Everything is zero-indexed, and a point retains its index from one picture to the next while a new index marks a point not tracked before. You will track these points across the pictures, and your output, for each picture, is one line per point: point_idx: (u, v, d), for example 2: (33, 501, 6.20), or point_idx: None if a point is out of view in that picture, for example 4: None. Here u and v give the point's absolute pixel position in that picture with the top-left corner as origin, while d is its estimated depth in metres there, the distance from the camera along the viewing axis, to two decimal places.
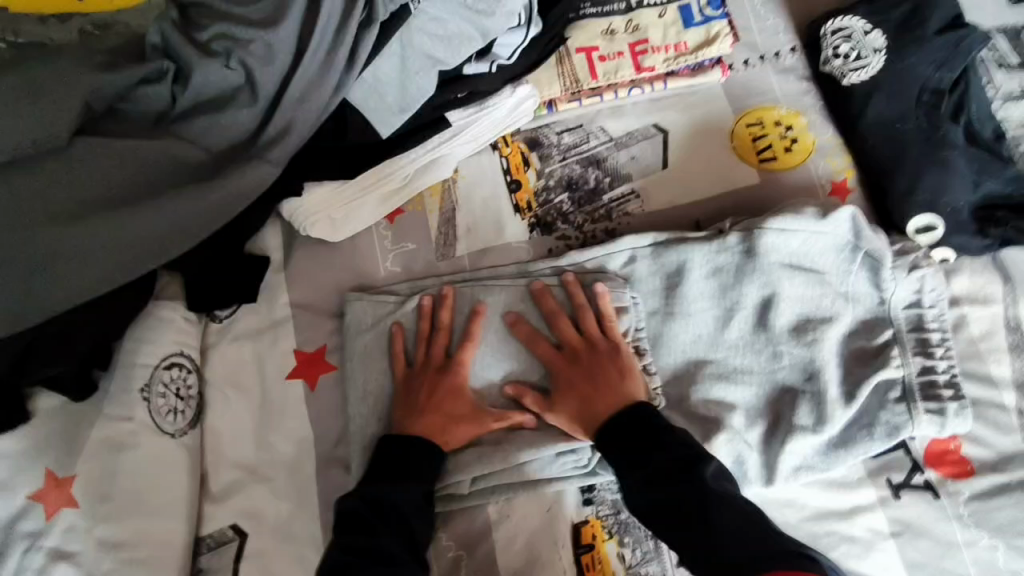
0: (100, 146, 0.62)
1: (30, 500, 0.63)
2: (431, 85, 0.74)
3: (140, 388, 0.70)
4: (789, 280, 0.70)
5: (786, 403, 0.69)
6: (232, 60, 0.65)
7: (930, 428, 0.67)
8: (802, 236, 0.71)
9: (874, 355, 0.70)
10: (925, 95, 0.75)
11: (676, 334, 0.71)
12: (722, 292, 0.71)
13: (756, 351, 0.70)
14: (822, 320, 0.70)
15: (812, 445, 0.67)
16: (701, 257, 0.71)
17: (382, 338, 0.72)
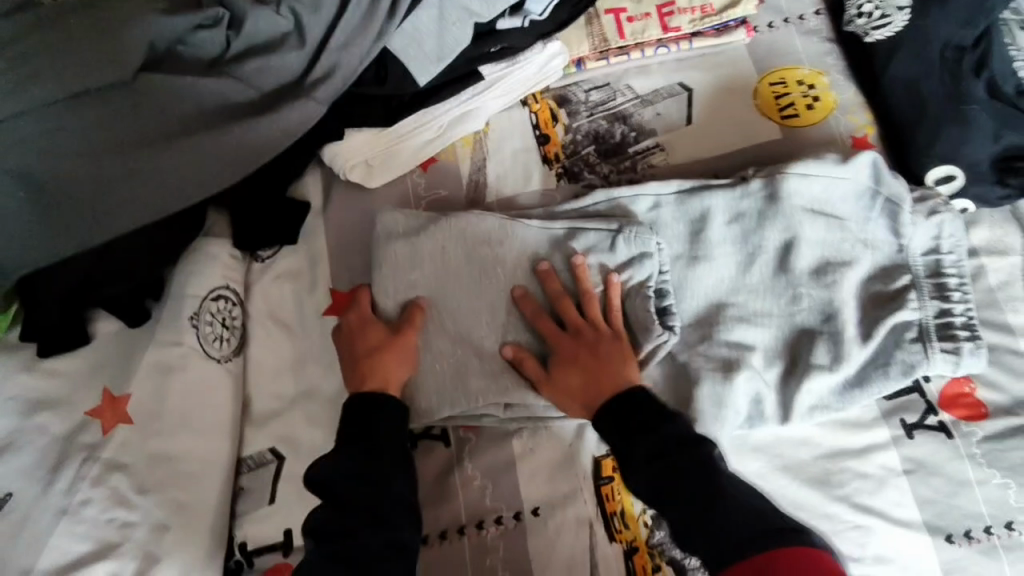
0: (162, 83, 0.67)
1: (87, 417, 0.70)
2: (466, 37, 0.77)
3: (190, 316, 0.75)
4: (811, 225, 0.73)
5: (806, 344, 0.71)
6: (282, 7, 0.71)
7: (944, 366, 0.69)
8: (825, 182, 0.73)
9: (889, 299, 0.71)
10: (949, 52, 0.75)
11: (700, 279, 0.73)
12: (745, 236, 0.73)
13: (776, 294, 0.72)
14: (841, 264, 0.72)
15: (829, 385, 0.69)
16: (724, 201, 0.74)
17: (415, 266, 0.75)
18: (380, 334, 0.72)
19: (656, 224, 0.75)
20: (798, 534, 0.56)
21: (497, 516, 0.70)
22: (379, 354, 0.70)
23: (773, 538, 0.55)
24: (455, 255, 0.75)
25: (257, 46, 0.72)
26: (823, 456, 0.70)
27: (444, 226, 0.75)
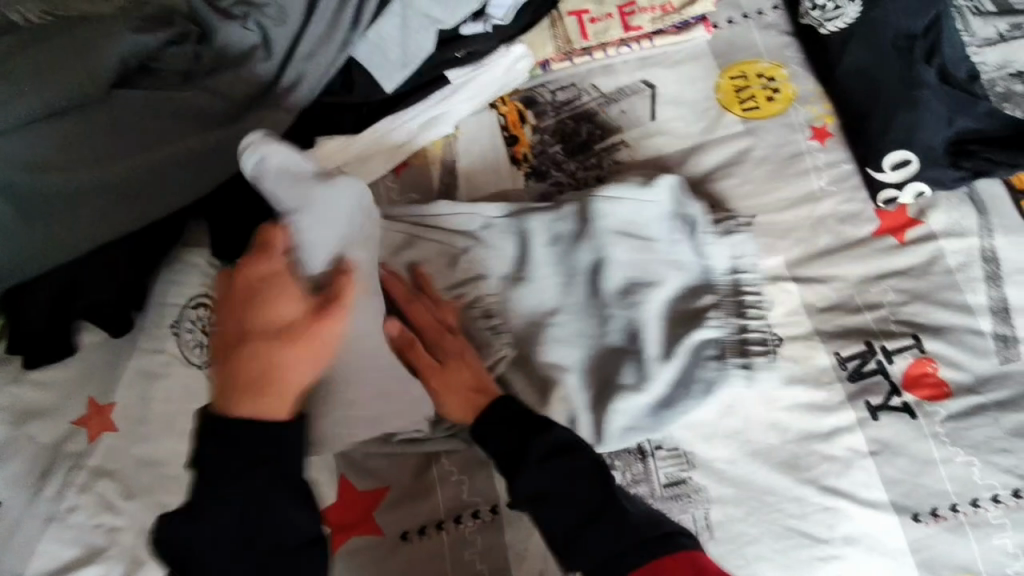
0: (136, 99, 0.69)
1: (73, 426, 0.71)
2: (431, 43, 0.80)
3: (170, 324, 0.77)
4: (570, 248, 0.75)
5: (619, 364, 0.71)
6: (250, 22, 0.74)
7: (737, 383, 0.71)
8: (630, 204, 0.76)
9: (693, 316, 0.73)
10: (900, 40, 0.78)
11: (518, 301, 0.74)
12: (559, 260, 0.75)
13: (587, 319, 0.73)
14: (647, 284, 0.74)
15: (638, 407, 0.69)
16: (497, 223, 0.77)
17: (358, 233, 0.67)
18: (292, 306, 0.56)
19: (486, 242, 0.76)
20: (681, 537, 0.57)
21: (474, 511, 0.71)
22: (264, 289, 0.56)
23: (663, 544, 0.56)
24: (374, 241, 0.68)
25: (228, 59, 0.74)
26: (794, 441, 0.71)
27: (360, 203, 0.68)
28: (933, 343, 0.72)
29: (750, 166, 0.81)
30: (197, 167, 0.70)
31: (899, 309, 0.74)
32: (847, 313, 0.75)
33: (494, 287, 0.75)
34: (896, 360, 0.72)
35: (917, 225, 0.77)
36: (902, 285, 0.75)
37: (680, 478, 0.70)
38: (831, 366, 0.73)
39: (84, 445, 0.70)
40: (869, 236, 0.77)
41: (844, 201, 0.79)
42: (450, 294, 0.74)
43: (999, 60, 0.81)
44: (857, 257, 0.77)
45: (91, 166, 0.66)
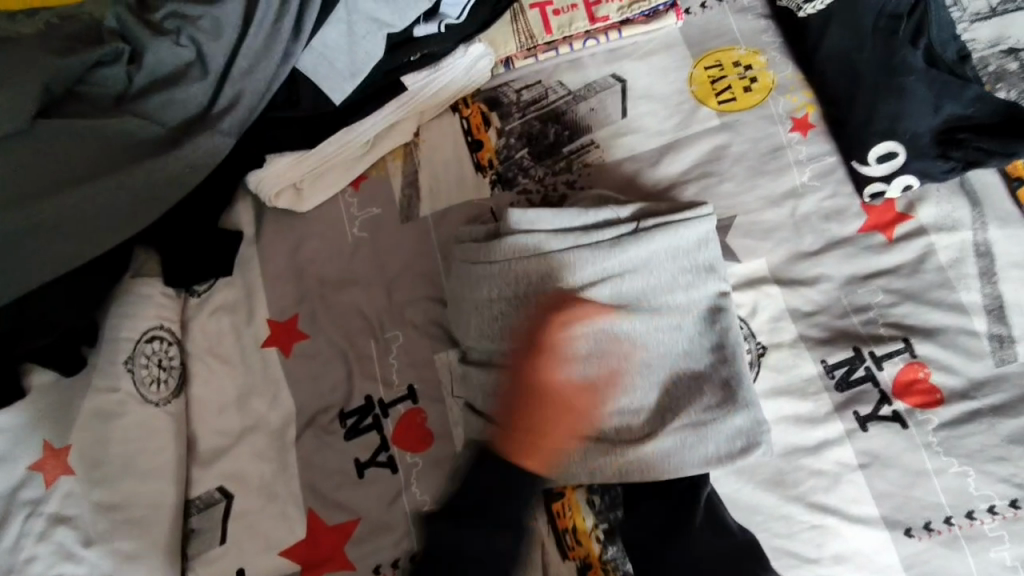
0: (62, 125, 0.64)
1: (30, 470, 0.66)
2: (380, 49, 0.75)
3: (124, 360, 0.72)
4: (658, 289, 0.66)
5: (679, 416, 0.64)
6: (182, 37, 0.69)
7: (738, 431, 0.63)
8: (671, 241, 0.67)
9: (700, 372, 0.65)
10: (883, 21, 0.72)
11: (593, 337, 0.65)
12: (635, 297, 0.66)
13: (655, 366, 0.65)
14: (664, 337, 0.66)
15: (699, 453, 0.63)
16: (636, 251, 0.66)
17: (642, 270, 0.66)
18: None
19: (579, 280, 0.66)
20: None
21: None
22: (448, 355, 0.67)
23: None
24: (634, 267, 0.66)
25: (161, 78, 0.70)
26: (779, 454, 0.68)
27: (688, 238, 0.67)
28: (925, 347, 0.68)
29: (728, 163, 0.76)
30: (136, 198, 0.66)
31: (888, 311, 0.70)
32: (834, 317, 0.71)
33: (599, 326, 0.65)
34: (886, 365, 0.68)
35: (906, 219, 0.72)
36: (893, 284, 0.71)
37: None
38: (818, 375, 0.69)
39: (42, 490, 0.66)
40: (856, 233, 0.73)
41: (829, 196, 0.74)
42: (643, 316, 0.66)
43: (991, 37, 0.75)
44: (843, 257, 0.72)
45: (19, 204, 0.61)
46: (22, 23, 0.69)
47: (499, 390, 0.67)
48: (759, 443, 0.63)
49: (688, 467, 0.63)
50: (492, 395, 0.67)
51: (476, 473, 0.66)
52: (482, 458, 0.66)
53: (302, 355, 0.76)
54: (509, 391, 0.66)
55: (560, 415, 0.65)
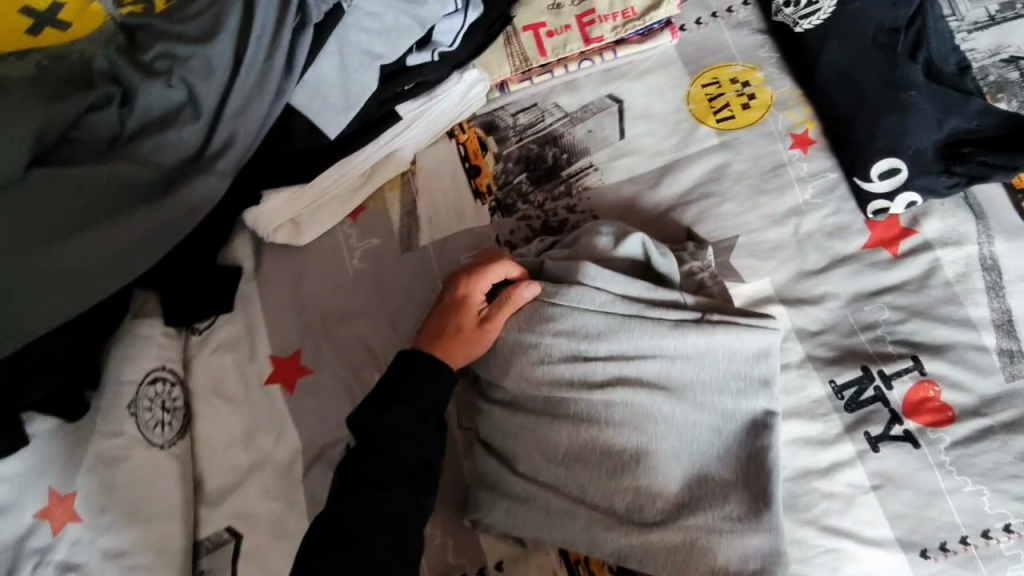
0: (55, 174, 0.64)
1: (37, 519, 0.63)
2: (372, 81, 0.75)
3: (128, 405, 0.70)
4: (708, 387, 0.64)
5: (696, 518, 0.61)
6: (173, 78, 0.68)
7: (751, 545, 0.60)
8: (733, 344, 0.64)
9: (726, 482, 0.62)
10: (882, 36, 0.72)
11: (633, 410, 0.63)
12: (683, 385, 0.64)
13: (682, 455, 0.63)
14: (702, 439, 0.64)
15: (709, 561, 0.60)
16: (693, 340, 0.64)
17: (692, 356, 0.64)
18: (470, 320, 0.67)
19: (630, 354, 0.64)
20: None
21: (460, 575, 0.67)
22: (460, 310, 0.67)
23: None
24: (690, 361, 0.64)
25: (153, 121, 0.69)
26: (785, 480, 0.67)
27: (746, 345, 0.64)
28: (934, 364, 0.68)
29: (730, 182, 0.75)
30: (133, 243, 0.66)
31: (896, 328, 0.69)
32: (842, 335, 0.70)
33: (639, 400, 0.63)
34: (895, 385, 0.67)
35: (910, 235, 0.72)
36: (899, 301, 0.70)
37: None
38: (827, 396, 0.68)
39: (49, 538, 0.63)
40: (860, 249, 0.72)
41: (833, 213, 0.74)
42: (685, 406, 0.64)
43: (991, 45, 0.75)
44: (847, 274, 0.72)
45: (12, 256, 0.61)
46: (12, 66, 0.68)
47: (533, 445, 0.65)
48: (773, 573, 0.59)
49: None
50: (520, 454, 0.65)
51: (486, 511, 0.65)
52: (492, 496, 0.65)
53: (306, 391, 0.74)
54: (540, 439, 0.65)
55: (584, 478, 0.63)
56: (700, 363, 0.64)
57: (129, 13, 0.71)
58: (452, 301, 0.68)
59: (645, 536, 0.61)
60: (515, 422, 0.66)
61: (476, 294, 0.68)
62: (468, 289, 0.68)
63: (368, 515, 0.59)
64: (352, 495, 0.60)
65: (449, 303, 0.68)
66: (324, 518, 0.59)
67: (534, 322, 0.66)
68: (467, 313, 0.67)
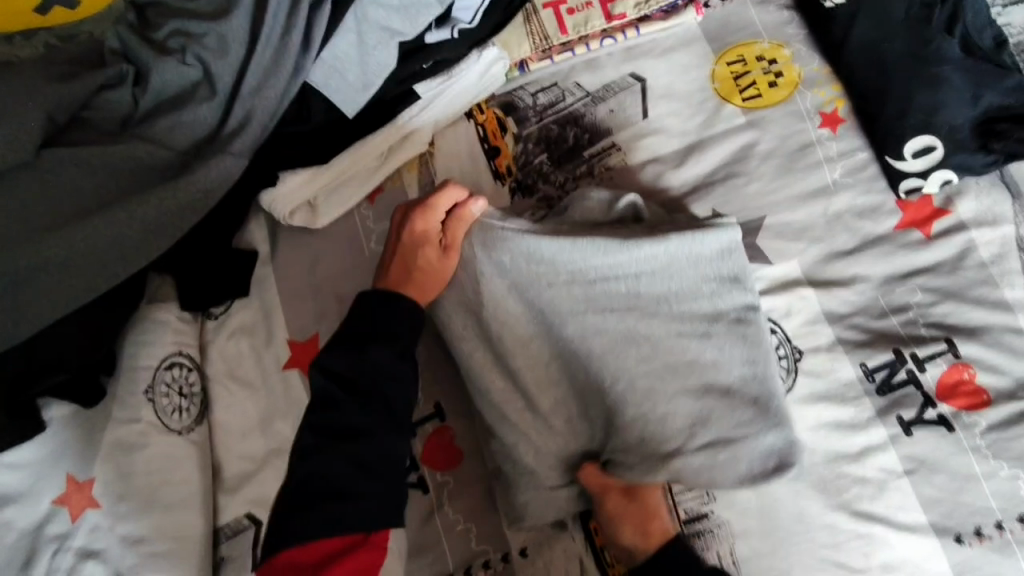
0: (68, 156, 0.62)
1: (54, 505, 0.62)
2: (391, 58, 0.73)
3: (145, 390, 0.69)
4: (680, 296, 0.64)
5: (706, 435, 0.61)
6: (188, 56, 0.67)
7: (772, 442, 0.61)
8: (688, 251, 0.64)
9: (729, 389, 0.62)
10: (913, 9, 0.72)
11: (611, 337, 0.63)
12: (651, 299, 0.64)
13: (679, 374, 0.62)
14: (697, 350, 0.63)
15: (732, 471, 0.61)
16: (650, 250, 0.64)
17: (657, 254, 0.64)
18: (438, 252, 0.66)
19: (596, 273, 0.64)
20: None
21: (485, 561, 0.65)
22: (415, 245, 0.67)
23: None
24: (649, 272, 0.64)
25: (168, 100, 0.67)
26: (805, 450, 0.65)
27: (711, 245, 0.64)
28: (969, 346, 0.66)
29: (756, 163, 0.74)
30: (143, 229, 0.64)
31: (928, 310, 0.68)
32: (872, 317, 0.69)
33: (612, 321, 0.63)
34: (928, 367, 0.66)
35: (943, 215, 0.70)
36: (932, 283, 0.69)
37: (699, 513, 0.64)
38: (857, 379, 0.67)
39: (67, 525, 0.61)
40: (892, 230, 0.71)
41: (863, 193, 0.72)
42: (661, 322, 0.63)
43: None
44: (878, 255, 0.70)
45: (2, 252, 0.58)
46: (21, 45, 0.67)
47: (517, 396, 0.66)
48: (792, 464, 0.61)
49: (743, 480, 0.61)
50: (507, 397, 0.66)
51: (528, 517, 0.64)
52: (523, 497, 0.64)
53: None
54: (535, 393, 0.65)
55: (589, 417, 0.65)
56: (665, 267, 0.64)
57: None
58: (414, 237, 0.67)
59: (670, 459, 0.61)
60: (520, 383, 0.65)
61: (435, 227, 0.67)
62: (426, 223, 0.67)
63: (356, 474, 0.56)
64: (347, 442, 0.57)
65: (411, 243, 0.67)
66: (308, 467, 0.56)
67: (490, 243, 0.66)
68: (433, 245, 0.67)
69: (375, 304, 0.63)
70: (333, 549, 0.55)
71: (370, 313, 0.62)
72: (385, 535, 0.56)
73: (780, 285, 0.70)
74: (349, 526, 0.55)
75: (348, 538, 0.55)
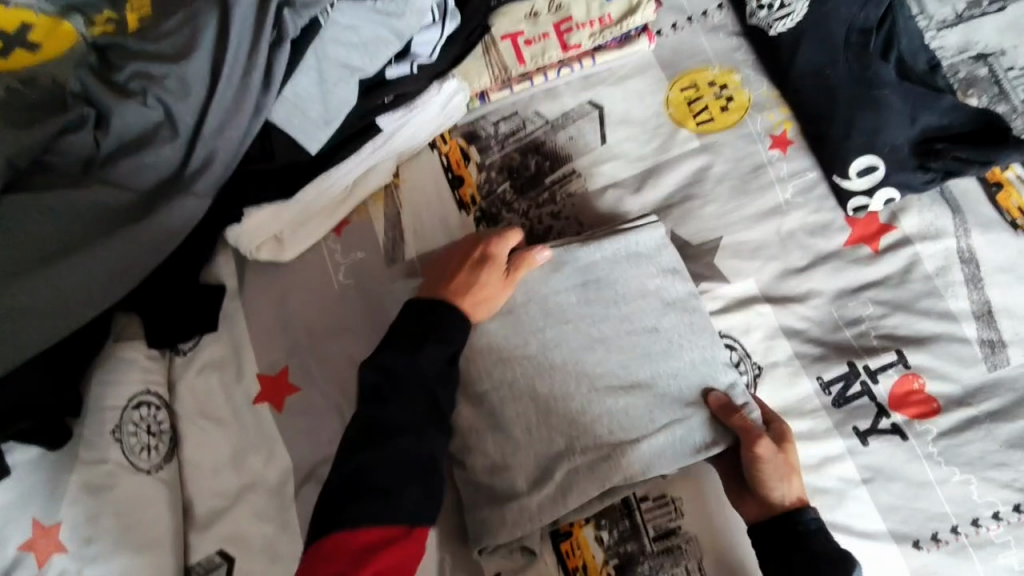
0: (30, 202, 0.62)
1: (21, 551, 0.61)
2: (353, 94, 0.75)
3: (111, 431, 0.68)
4: (629, 296, 0.69)
5: (662, 417, 0.65)
6: (148, 98, 0.67)
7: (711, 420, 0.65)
8: (624, 258, 0.70)
9: (678, 374, 0.66)
10: (852, 37, 0.74)
11: (565, 346, 0.67)
12: (600, 306, 0.69)
13: (634, 367, 0.66)
14: (648, 344, 0.67)
15: (690, 445, 0.64)
16: (587, 258, 0.70)
17: (604, 258, 0.70)
18: (499, 275, 0.67)
19: (547, 295, 0.69)
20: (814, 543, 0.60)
21: None
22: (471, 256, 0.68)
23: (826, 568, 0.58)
24: (598, 286, 0.69)
25: (130, 141, 0.68)
26: None
27: (652, 247, 0.71)
28: (918, 356, 0.69)
29: (711, 185, 0.76)
30: (108, 272, 0.65)
31: (879, 322, 0.70)
32: (827, 331, 0.71)
33: (569, 333, 0.67)
34: (881, 379, 0.68)
35: (890, 231, 0.73)
36: (882, 296, 0.71)
37: (669, 529, 0.65)
38: (814, 392, 0.69)
39: (35, 571, 0.61)
40: (843, 246, 0.74)
41: (813, 212, 0.75)
42: (611, 327, 0.68)
43: (960, 43, 0.78)
44: (831, 271, 0.73)
45: None
46: None
47: (484, 428, 0.66)
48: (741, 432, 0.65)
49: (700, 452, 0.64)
50: (477, 422, 0.66)
51: (497, 534, 0.63)
52: (501, 514, 0.63)
53: (296, 409, 0.73)
54: (504, 412, 0.65)
55: (552, 425, 0.65)
56: (612, 277, 0.69)
57: (100, 33, 0.71)
58: (479, 260, 0.68)
59: (633, 447, 0.64)
60: (488, 407, 0.66)
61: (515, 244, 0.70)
62: (500, 248, 0.69)
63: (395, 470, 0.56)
64: (398, 436, 0.57)
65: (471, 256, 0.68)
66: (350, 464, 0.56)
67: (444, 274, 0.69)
68: (498, 267, 0.68)
69: (418, 310, 0.64)
70: (375, 540, 0.54)
71: (417, 316, 0.64)
72: (425, 531, 0.56)
73: (737, 302, 0.72)
74: (396, 519, 0.55)
75: (393, 529, 0.54)
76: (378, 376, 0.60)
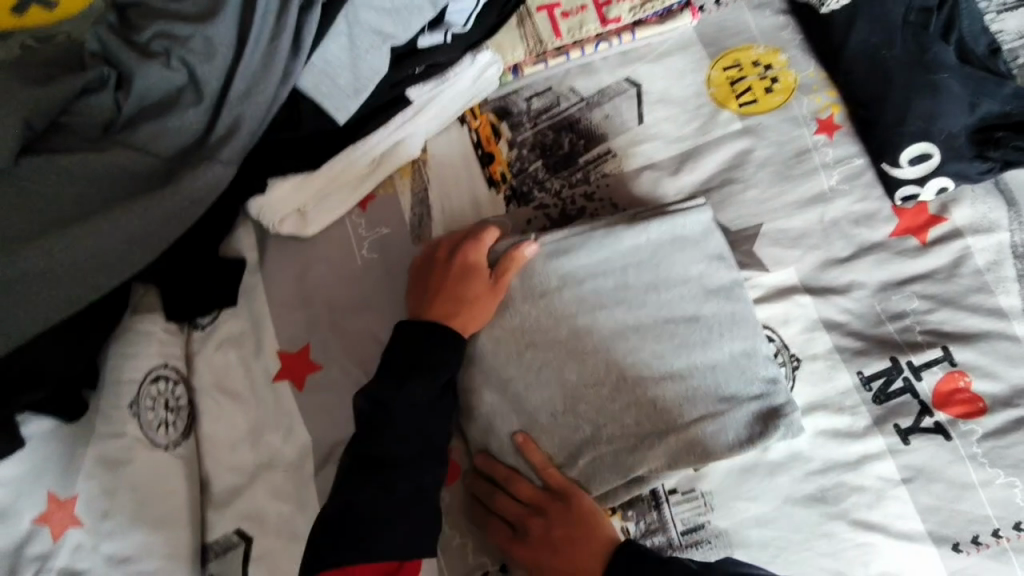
0: (46, 165, 0.60)
1: (34, 524, 0.58)
2: (383, 62, 0.71)
3: (129, 404, 0.66)
4: (669, 283, 0.66)
5: (695, 410, 0.62)
6: (172, 59, 0.64)
7: (746, 416, 0.62)
8: (667, 243, 0.67)
9: (716, 366, 0.64)
10: (913, 15, 0.71)
11: (600, 331, 0.64)
12: (639, 291, 0.66)
13: (670, 355, 0.64)
14: (687, 333, 0.64)
15: (725, 441, 0.61)
16: (632, 241, 0.66)
17: (644, 239, 0.67)
18: (485, 284, 0.65)
19: (584, 276, 0.66)
20: None
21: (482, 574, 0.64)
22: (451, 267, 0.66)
23: None
24: (636, 266, 0.66)
25: (152, 105, 0.65)
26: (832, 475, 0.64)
27: (697, 229, 0.67)
28: (964, 354, 0.66)
29: (753, 169, 0.73)
30: (127, 240, 0.62)
31: (924, 318, 0.68)
32: (869, 325, 0.68)
33: (606, 316, 0.65)
34: (925, 376, 0.66)
35: (940, 223, 0.71)
36: (928, 290, 0.69)
37: (698, 523, 0.63)
38: (854, 387, 0.66)
39: (48, 544, 0.58)
40: (888, 237, 0.71)
41: (858, 200, 0.72)
42: (651, 312, 0.65)
43: (1021, 27, 0.74)
44: (875, 262, 0.70)
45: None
46: None
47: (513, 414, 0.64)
48: (776, 425, 0.61)
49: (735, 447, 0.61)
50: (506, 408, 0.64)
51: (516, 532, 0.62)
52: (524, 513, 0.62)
53: (316, 388, 0.71)
54: (532, 397, 0.64)
55: (580, 414, 0.63)
56: (650, 259, 0.66)
57: None
58: (461, 271, 0.66)
59: (666, 438, 0.61)
60: (516, 393, 0.64)
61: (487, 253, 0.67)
62: (480, 254, 0.66)
63: (387, 506, 0.58)
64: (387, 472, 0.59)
65: (454, 268, 0.66)
66: (342, 500, 0.58)
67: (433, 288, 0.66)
68: (482, 277, 0.65)
69: (408, 336, 0.64)
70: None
71: (406, 347, 0.63)
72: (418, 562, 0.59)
73: (777, 292, 0.70)
74: (385, 555, 0.58)
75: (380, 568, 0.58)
76: (371, 406, 0.61)
